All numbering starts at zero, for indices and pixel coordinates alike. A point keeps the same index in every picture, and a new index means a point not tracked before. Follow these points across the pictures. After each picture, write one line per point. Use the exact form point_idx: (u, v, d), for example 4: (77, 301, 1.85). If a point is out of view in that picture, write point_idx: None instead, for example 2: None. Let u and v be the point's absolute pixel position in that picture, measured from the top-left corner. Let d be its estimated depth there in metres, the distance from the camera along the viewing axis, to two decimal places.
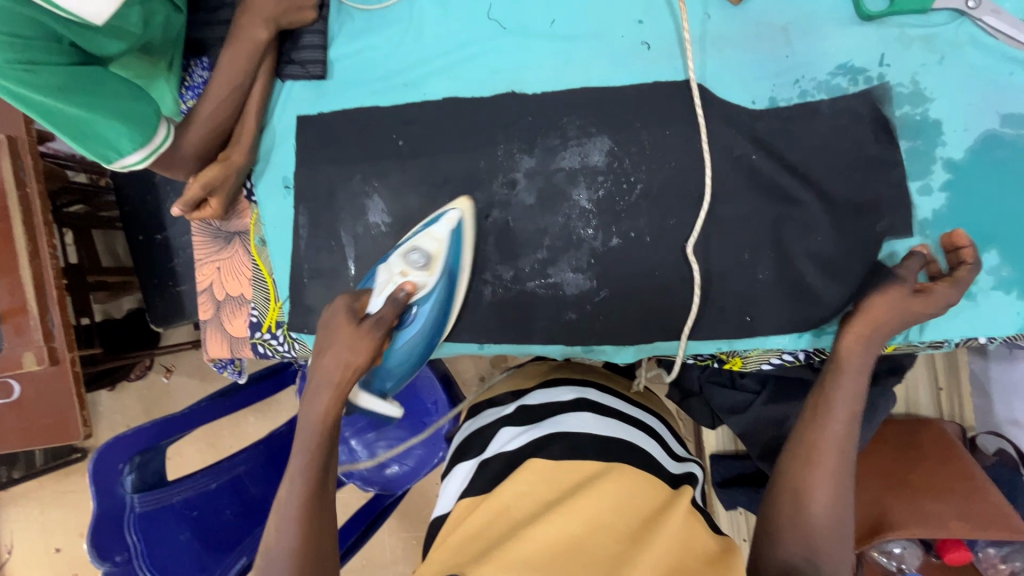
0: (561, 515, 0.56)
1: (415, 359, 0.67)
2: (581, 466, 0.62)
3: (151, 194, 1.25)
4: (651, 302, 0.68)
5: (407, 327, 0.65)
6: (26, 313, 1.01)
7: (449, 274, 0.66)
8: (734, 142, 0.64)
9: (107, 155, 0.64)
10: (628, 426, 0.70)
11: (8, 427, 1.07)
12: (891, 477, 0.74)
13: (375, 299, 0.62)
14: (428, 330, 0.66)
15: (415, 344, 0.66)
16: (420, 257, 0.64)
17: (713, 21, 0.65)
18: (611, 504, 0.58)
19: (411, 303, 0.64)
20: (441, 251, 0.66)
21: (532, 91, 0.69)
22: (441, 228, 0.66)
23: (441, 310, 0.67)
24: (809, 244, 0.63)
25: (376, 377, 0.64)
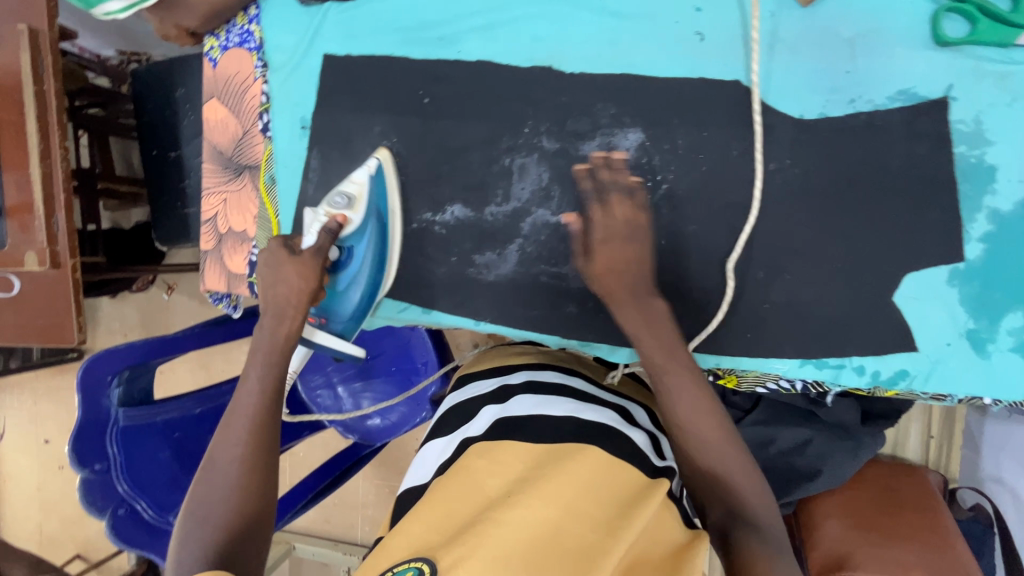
0: (538, 495, 0.55)
1: (366, 301, 0.68)
2: (552, 449, 0.64)
3: (171, 109, 1.25)
4: (657, 307, 0.66)
5: (343, 267, 0.66)
6: (32, 214, 1.08)
7: (377, 214, 0.66)
8: (770, 155, 0.61)
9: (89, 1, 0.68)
10: (609, 413, 0.73)
11: (9, 320, 1.14)
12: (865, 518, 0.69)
13: (308, 238, 0.63)
14: (366, 266, 0.67)
15: (354, 282, 0.67)
16: (342, 199, 0.63)
17: (777, 18, 0.59)
18: (586, 481, 0.59)
19: (341, 242, 0.65)
20: (363, 192, 0.65)
21: (570, 69, 0.65)
22: (362, 173, 0.66)
23: (379, 250, 0.68)
24: (826, 273, 0.61)
25: (330, 318, 0.68)
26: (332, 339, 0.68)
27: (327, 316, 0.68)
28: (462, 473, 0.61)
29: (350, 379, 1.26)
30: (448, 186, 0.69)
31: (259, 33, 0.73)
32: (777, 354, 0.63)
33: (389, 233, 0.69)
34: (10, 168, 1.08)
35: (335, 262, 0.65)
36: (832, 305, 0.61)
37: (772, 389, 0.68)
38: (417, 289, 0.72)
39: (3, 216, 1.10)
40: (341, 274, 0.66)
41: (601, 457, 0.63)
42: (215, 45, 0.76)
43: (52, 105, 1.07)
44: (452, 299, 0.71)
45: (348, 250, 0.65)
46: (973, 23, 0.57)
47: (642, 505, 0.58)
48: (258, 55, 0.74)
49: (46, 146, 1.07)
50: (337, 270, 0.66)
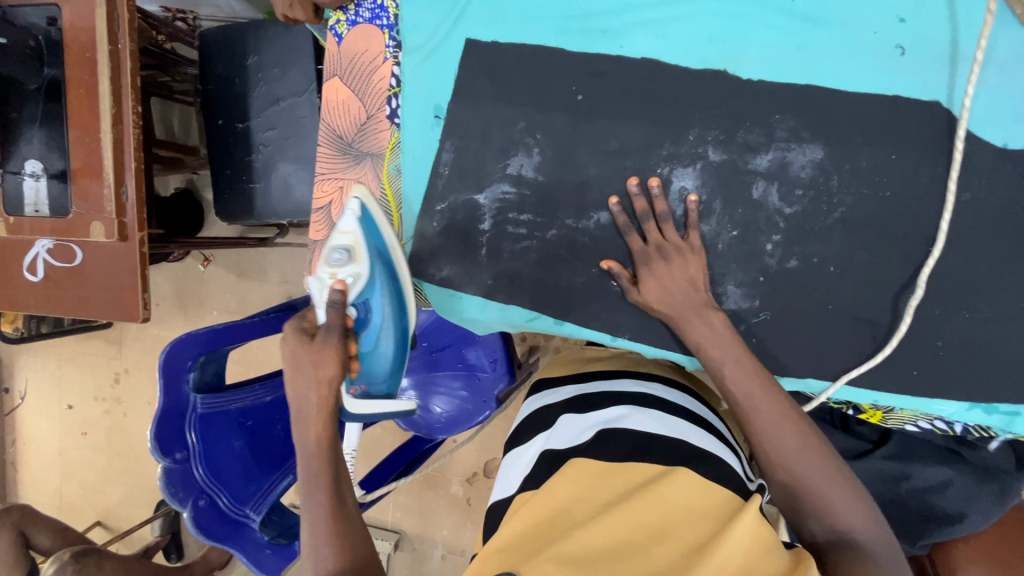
0: (615, 518, 0.47)
1: (397, 350, 0.67)
2: (637, 468, 0.55)
3: (241, 78, 1.18)
4: (815, 337, 0.62)
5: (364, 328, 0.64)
6: (99, 180, 1.02)
7: (377, 255, 0.64)
8: (965, 185, 0.57)
9: None
10: (694, 429, 0.63)
11: (68, 290, 1.09)
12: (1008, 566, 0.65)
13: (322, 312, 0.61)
14: (387, 318, 0.65)
15: (382, 336, 0.65)
16: (341, 255, 0.61)
17: (992, 37, 0.55)
18: (673, 499, 0.50)
19: (354, 302, 0.62)
20: (358, 241, 0.62)
21: (747, 76, 0.60)
22: (348, 218, 0.63)
23: (394, 294, 0.65)
24: (1008, 315, 0.57)
25: (368, 382, 0.66)
26: (373, 406, 0.66)
27: (366, 382, 0.66)
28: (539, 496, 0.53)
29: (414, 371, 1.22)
30: (595, 192, 0.65)
31: (394, 10, 0.68)
32: (943, 396, 0.60)
33: (398, 275, 0.66)
34: (79, 131, 1.02)
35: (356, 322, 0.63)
36: (1011, 348, 0.58)
37: (922, 428, 0.66)
38: (551, 300, 0.68)
39: (67, 180, 1.04)
40: (364, 331, 0.64)
41: (692, 479, 0.53)
42: (341, 19, 0.70)
43: (128, 65, 1.00)
44: (586, 311, 0.67)
45: (363, 307, 0.63)
46: None
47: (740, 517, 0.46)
48: (391, 34, 0.69)
49: (118, 109, 1.01)
50: (360, 333, 0.64)
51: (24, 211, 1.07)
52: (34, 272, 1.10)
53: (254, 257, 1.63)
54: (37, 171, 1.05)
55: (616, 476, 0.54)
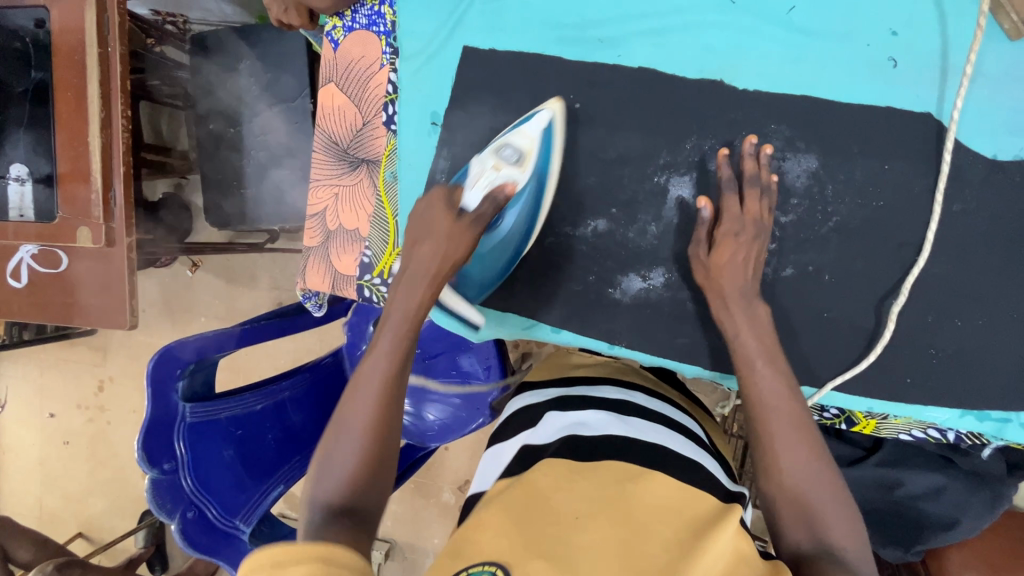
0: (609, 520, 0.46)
1: (503, 265, 0.65)
2: (624, 469, 0.53)
3: (233, 82, 1.17)
4: (810, 345, 0.62)
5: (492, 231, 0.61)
6: (86, 185, 1.01)
7: (538, 176, 0.61)
8: (955, 196, 0.57)
9: None
10: (675, 432, 0.62)
11: (53, 297, 1.06)
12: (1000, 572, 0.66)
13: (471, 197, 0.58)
14: (512, 234, 0.63)
15: (499, 247, 0.63)
16: (511, 153, 0.59)
17: (981, 52, 0.56)
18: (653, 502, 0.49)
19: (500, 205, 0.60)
20: (533, 148, 0.60)
21: (742, 86, 0.61)
22: (535, 125, 0.61)
23: (527, 216, 0.63)
24: (1000, 323, 0.58)
25: (464, 281, 0.65)
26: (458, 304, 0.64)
27: (464, 279, 0.65)
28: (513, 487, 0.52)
29: None
30: (592, 200, 0.65)
31: (391, 16, 0.68)
32: (936, 404, 0.60)
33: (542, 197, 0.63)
34: (67, 133, 1.00)
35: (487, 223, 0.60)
36: (1003, 357, 0.59)
37: (916, 437, 0.66)
38: (549, 306, 0.67)
39: (53, 185, 1.02)
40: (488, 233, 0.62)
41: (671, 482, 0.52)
42: (338, 25, 0.69)
43: (117, 68, 0.99)
44: (583, 319, 0.67)
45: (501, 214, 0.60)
46: None
47: (720, 527, 0.47)
48: (388, 40, 0.68)
49: (107, 113, 0.99)
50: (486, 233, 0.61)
51: (8, 215, 1.05)
52: (17, 278, 1.07)
53: (244, 262, 1.61)
54: (22, 175, 1.03)
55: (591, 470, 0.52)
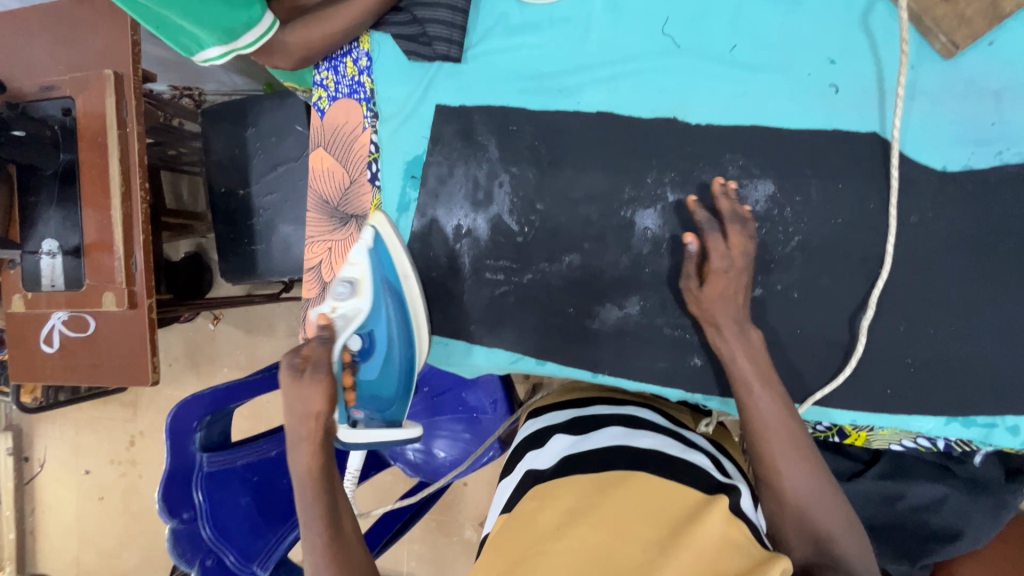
0: (585, 524, 0.49)
1: (404, 375, 0.69)
2: (605, 476, 0.57)
3: (240, 148, 1.26)
4: (788, 362, 0.64)
5: (369, 356, 0.66)
6: (110, 253, 1.09)
7: (385, 285, 0.67)
8: (912, 208, 0.59)
9: (190, 47, 0.68)
10: (664, 437, 0.65)
11: (82, 360, 1.14)
12: None
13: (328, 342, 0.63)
14: (393, 343, 0.68)
15: (387, 363, 0.68)
16: (346, 287, 0.64)
17: (917, 71, 0.59)
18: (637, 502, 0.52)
19: (363, 329, 0.65)
20: (366, 272, 0.66)
21: (696, 121, 0.64)
22: (359, 253, 0.67)
23: (398, 323, 0.68)
24: (976, 327, 0.59)
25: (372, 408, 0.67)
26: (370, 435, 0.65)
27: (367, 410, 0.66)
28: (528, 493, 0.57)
29: (416, 415, 1.24)
30: (566, 236, 0.69)
31: (370, 84, 0.74)
32: (921, 413, 0.61)
33: (407, 304, 0.70)
34: (92, 207, 1.09)
35: (360, 353, 0.65)
36: (979, 361, 0.59)
37: (907, 447, 0.67)
38: (532, 339, 0.70)
39: (81, 255, 1.11)
40: (368, 361, 0.66)
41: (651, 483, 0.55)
42: (323, 96, 0.77)
43: (135, 147, 1.09)
44: (566, 350, 0.69)
45: (368, 336, 0.66)
46: None
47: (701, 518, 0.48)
48: (369, 105, 0.75)
49: (127, 187, 1.08)
50: (364, 361, 0.66)
51: (42, 287, 1.14)
52: (50, 343, 1.15)
53: (262, 312, 1.68)
54: (53, 249, 1.12)
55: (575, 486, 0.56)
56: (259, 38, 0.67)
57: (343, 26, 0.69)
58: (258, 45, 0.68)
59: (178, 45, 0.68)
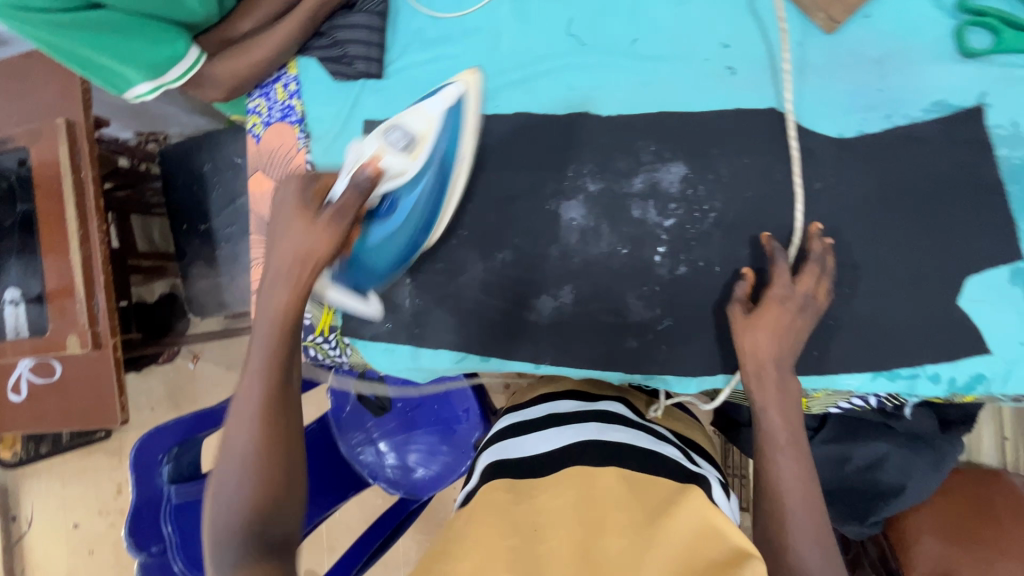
0: (565, 528, 0.51)
1: (404, 250, 0.67)
2: (581, 472, 0.59)
3: (199, 184, 1.29)
4: (718, 334, 0.66)
5: (381, 219, 0.62)
6: (73, 297, 1.10)
7: (439, 157, 0.63)
8: (815, 175, 0.62)
9: (119, 84, 0.70)
10: (634, 431, 0.67)
11: (51, 406, 1.14)
12: (961, 531, 0.65)
13: (340, 184, 0.57)
14: (412, 214, 0.64)
15: (399, 230, 0.64)
16: (401, 138, 0.60)
17: (804, 47, 0.62)
18: (608, 501, 0.54)
19: (386, 191, 0.60)
20: (429, 131, 0.62)
21: (607, 113, 0.67)
22: (437, 105, 0.63)
23: (426, 200, 0.64)
24: (889, 283, 0.61)
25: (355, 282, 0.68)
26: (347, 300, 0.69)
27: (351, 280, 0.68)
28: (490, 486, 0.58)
29: (392, 433, 1.23)
30: (497, 234, 0.71)
31: (301, 106, 0.77)
32: (847, 370, 0.63)
33: (448, 180, 0.66)
34: (51, 253, 1.11)
35: (376, 210, 0.61)
36: (894, 315, 0.61)
37: (845, 408, 0.68)
38: (475, 337, 0.72)
39: (43, 302, 1.12)
40: (380, 223, 0.62)
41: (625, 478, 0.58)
42: (257, 122, 0.79)
43: (90, 190, 1.10)
44: (507, 344, 0.71)
45: (390, 202, 0.61)
46: (996, 34, 0.58)
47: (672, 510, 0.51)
48: (301, 127, 0.77)
49: (85, 230, 1.10)
50: (375, 222, 0.62)
51: (6, 337, 1.14)
52: (18, 392, 1.15)
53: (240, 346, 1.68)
54: (16, 297, 1.14)
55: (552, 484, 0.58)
56: (186, 71, 0.69)
57: (266, 53, 0.72)
58: (186, 78, 0.70)
59: (106, 85, 0.70)
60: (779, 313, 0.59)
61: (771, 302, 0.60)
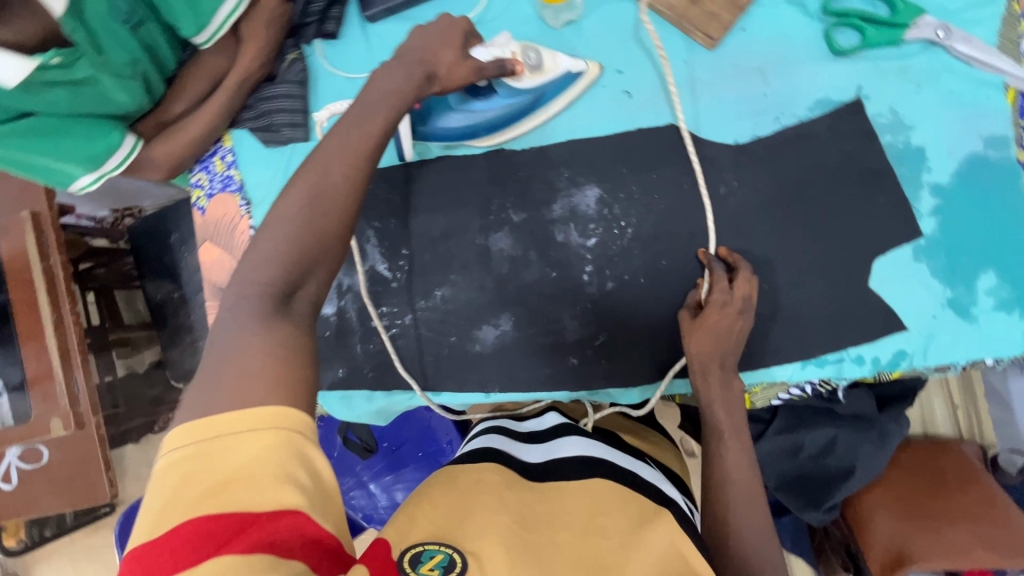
0: (559, 529, 0.50)
1: (461, 135, 0.71)
2: (560, 485, 0.56)
3: (168, 255, 1.33)
4: (652, 342, 0.68)
5: (477, 99, 0.67)
6: (52, 381, 1.13)
7: (533, 96, 0.67)
8: (719, 182, 0.65)
9: (63, 181, 0.73)
10: (609, 446, 0.65)
11: (41, 490, 1.16)
12: (911, 505, 0.72)
13: (482, 52, 0.60)
14: (485, 120, 0.69)
15: (471, 117, 0.69)
16: (534, 59, 0.63)
17: (691, 64, 0.66)
18: (596, 504, 0.53)
19: (496, 82, 0.65)
20: (552, 72, 0.66)
21: (521, 146, 0.71)
22: (567, 62, 0.66)
23: (495, 116, 0.69)
24: (803, 275, 0.64)
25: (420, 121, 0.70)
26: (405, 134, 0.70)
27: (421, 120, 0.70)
28: (464, 475, 0.55)
29: (380, 475, 1.22)
30: (434, 273, 0.74)
31: (239, 175, 0.81)
32: (777, 361, 0.64)
33: (522, 120, 0.70)
34: (28, 341, 1.14)
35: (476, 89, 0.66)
36: (812, 304, 0.64)
37: (786, 399, 0.69)
38: (426, 373, 0.74)
39: (25, 389, 1.15)
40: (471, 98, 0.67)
41: (608, 492, 0.55)
42: (201, 195, 0.84)
43: (61, 276, 1.15)
44: (456, 377, 0.73)
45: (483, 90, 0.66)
46: (862, 32, 0.63)
47: (643, 532, 0.51)
48: (241, 195, 0.81)
49: (58, 315, 1.14)
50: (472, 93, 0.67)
51: None
52: (9, 481, 1.16)
53: None
54: None
55: (536, 489, 0.55)
56: (124, 158, 0.73)
57: (196, 132, 0.77)
58: (126, 164, 0.74)
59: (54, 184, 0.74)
60: (719, 317, 0.60)
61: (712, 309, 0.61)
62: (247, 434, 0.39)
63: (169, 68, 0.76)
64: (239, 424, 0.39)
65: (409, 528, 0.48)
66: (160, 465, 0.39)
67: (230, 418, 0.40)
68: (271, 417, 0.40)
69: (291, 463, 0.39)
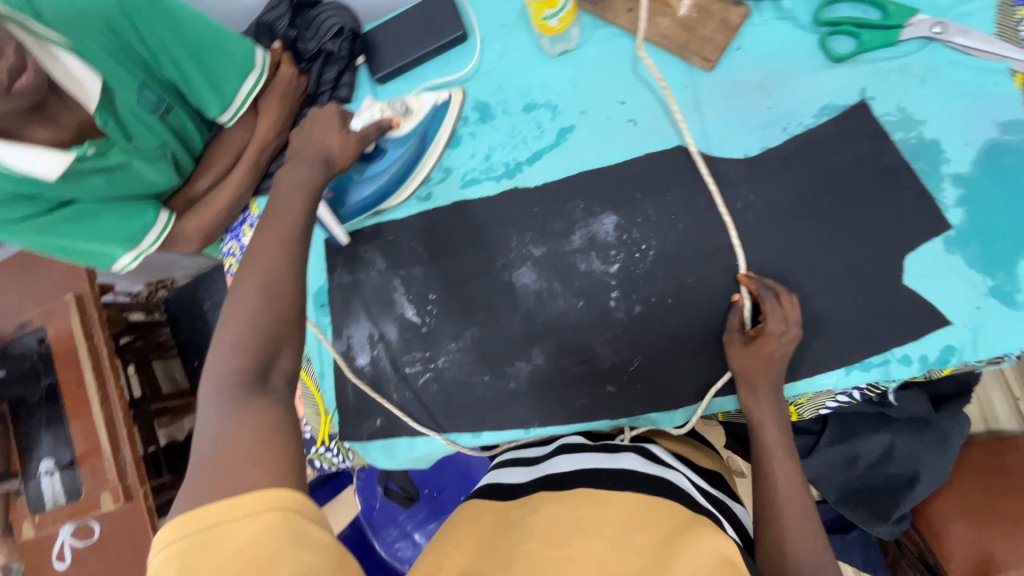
0: (593, 536, 0.49)
1: (374, 200, 0.75)
2: (588, 492, 0.56)
3: None
4: (688, 362, 0.67)
5: (373, 161, 0.71)
6: (101, 456, 1.16)
7: (422, 134, 0.72)
8: (735, 197, 0.66)
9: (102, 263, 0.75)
10: (641, 456, 0.63)
11: (93, 568, 1.16)
12: (984, 509, 0.67)
13: (356, 120, 0.65)
14: (390, 174, 0.72)
15: (376, 179, 0.72)
16: (401, 106, 0.69)
17: (691, 87, 0.68)
18: (625, 518, 0.52)
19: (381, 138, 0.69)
20: (423, 111, 0.71)
21: (534, 183, 0.73)
22: (431, 98, 0.72)
23: (398, 169, 0.72)
24: (833, 278, 0.63)
25: (335, 195, 0.75)
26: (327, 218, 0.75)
27: (337, 194, 0.74)
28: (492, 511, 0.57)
29: (424, 522, 1.20)
30: (461, 314, 0.75)
31: None
32: (820, 370, 0.63)
33: (424, 158, 0.75)
34: (77, 418, 1.18)
35: (368, 154, 0.71)
36: (847, 307, 0.62)
37: (835, 407, 0.67)
38: (462, 414, 0.74)
39: (75, 467, 1.18)
40: (367, 164, 0.72)
41: (638, 503, 0.54)
42: (233, 262, 0.88)
43: (104, 353, 1.19)
44: (494, 415, 0.73)
45: (378, 149, 0.70)
46: (856, 37, 0.64)
47: (681, 543, 0.49)
48: None
49: (103, 390, 1.18)
50: (365, 159, 0.71)
51: (46, 507, 1.19)
52: (62, 559, 1.18)
53: None
54: (50, 467, 1.19)
55: (564, 501, 0.55)
56: (159, 235, 0.76)
57: (223, 204, 0.80)
58: (161, 240, 0.77)
59: (87, 266, 0.76)
60: (776, 347, 0.60)
61: (767, 335, 0.60)
62: (244, 520, 0.37)
63: (196, 150, 0.81)
64: (237, 511, 0.38)
65: (442, 565, 0.50)
66: (157, 564, 0.37)
67: (222, 507, 0.38)
68: (264, 501, 0.38)
69: (292, 544, 0.37)
